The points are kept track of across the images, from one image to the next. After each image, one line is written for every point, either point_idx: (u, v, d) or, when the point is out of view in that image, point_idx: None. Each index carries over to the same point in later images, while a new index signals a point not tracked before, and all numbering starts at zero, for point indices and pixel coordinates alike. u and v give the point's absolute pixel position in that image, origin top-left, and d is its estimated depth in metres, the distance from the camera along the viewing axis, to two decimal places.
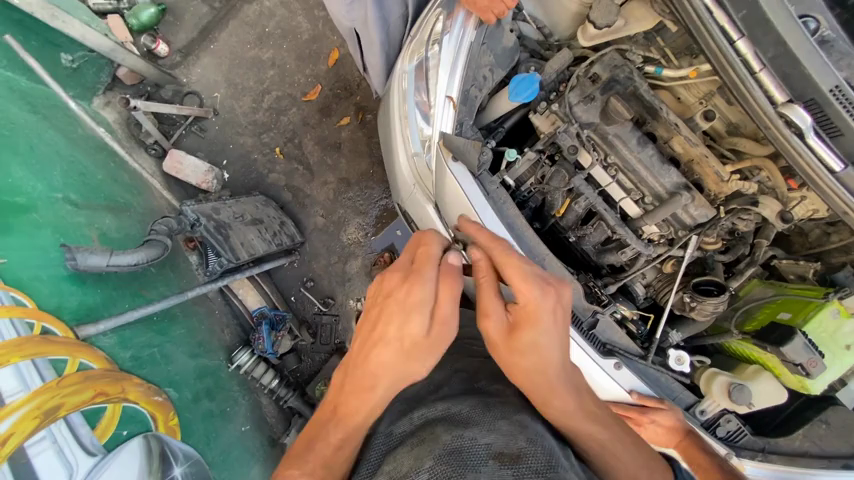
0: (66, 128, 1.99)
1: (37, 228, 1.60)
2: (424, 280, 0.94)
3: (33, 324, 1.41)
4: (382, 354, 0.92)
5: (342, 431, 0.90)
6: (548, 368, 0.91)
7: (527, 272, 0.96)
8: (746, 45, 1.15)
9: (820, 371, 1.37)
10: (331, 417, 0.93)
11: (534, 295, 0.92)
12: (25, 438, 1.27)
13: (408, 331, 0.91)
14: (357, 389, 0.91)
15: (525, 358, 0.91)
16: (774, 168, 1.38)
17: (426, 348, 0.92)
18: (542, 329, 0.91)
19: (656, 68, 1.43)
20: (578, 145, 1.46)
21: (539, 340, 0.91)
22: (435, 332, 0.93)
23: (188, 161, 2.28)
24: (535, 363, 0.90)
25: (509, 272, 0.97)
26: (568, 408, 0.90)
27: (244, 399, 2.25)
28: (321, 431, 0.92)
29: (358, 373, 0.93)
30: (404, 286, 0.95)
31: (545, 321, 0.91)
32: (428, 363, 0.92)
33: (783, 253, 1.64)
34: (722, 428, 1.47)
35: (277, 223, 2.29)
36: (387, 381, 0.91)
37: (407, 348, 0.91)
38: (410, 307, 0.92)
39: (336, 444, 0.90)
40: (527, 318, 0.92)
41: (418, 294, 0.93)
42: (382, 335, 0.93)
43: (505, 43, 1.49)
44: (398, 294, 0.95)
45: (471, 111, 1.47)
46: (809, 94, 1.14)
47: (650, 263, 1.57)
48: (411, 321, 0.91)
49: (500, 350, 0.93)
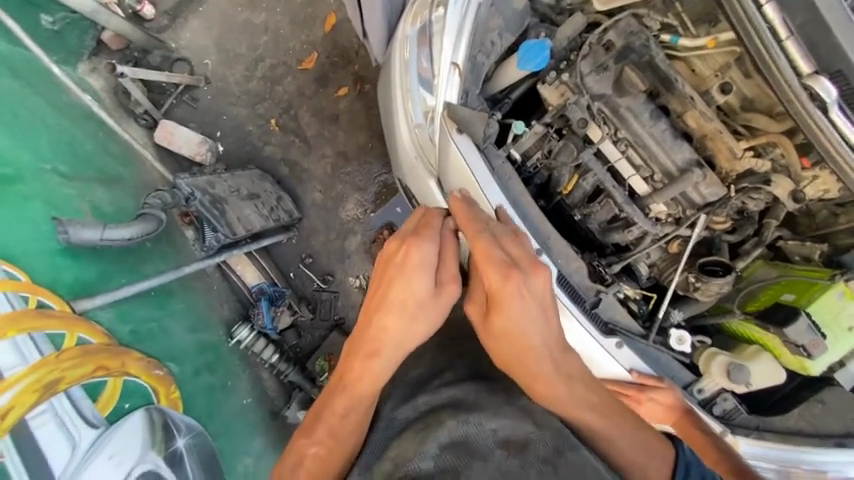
0: (51, 96, 1.92)
1: (26, 201, 1.57)
2: (426, 245, 0.99)
3: (28, 298, 1.41)
4: (386, 318, 0.95)
5: (348, 400, 0.94)
6: (521, 353, 0.92)
7: (494, 254, 0.95)
8: (773, 10, 1.07)
9: (821, 352, 1.40)
10: (337, 385, 0.97)
11: (496, 279, 0.93)
12: (25, 411, 1.30)
13: (413, 292, 0.95)
14: (365, 348, 0.96)
15: (502, 344, 0.93)
16: (789, 144, 1.32)
17: (431, 308, 0.96)
18: (510, 313, 0.91)
19: (672, 37, 1.36)
20: (588, 117, 1.41)
21: (510, 323, 0.92)
22: (438, 294, 0.97)
23: (180, 132, 2.20)
24: (510, 348, 0.92)
25: (481, 255, 0.97)
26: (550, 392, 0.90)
27: (245, 373, 2.25)
28: (329, 399, 0.97)
29: (364, 335, 0.97)
30: (404, 253, 0.98)
31: (512, 305, 0.91)
32: (429, 323, 0.96)
33: (788, 233, 1.61)
34: (719, 406, 1.49)
35: (273, 198, 2.23)
36: (391, 342, 0.95)
37: (409, 308, 0.95)
38: (413, 269, 0.96)
39: (341, 413, 0.94)
40: (494, 302, 0.93)
41: (418, 257, 0.97)
42: (385, 298, 0.97)
43: (515, 6, 1.40)
44: (396, 259, 0.98)
45: (477, 79, 1.40)
46: (836, 65, 1.08)
47: (656, 243, 1.53)
48: (414, 281, 0.96)
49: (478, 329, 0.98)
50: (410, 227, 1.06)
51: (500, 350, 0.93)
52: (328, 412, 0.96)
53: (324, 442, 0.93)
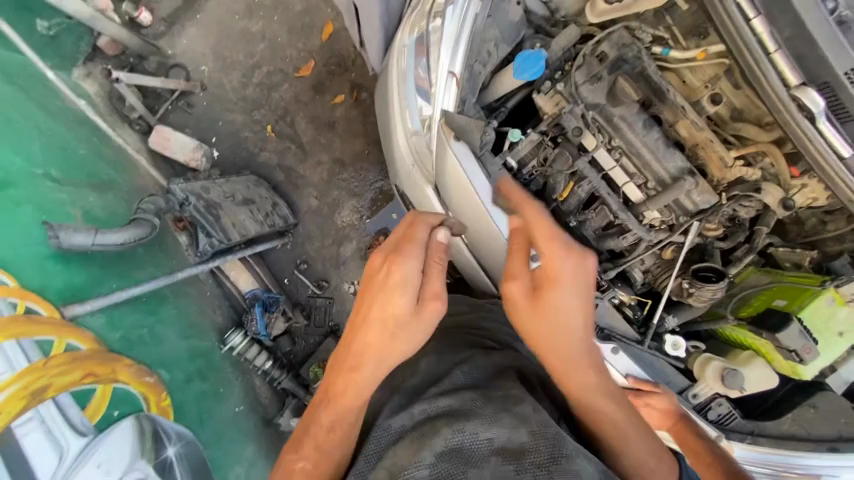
0: (45, 101, 1.90)
1: (16, 204, 1.53)
2: (411, 260, 0.97)
3: (16, 303, 1.37)
4: (367, 336, 0.95)
5: (333, 414, 0.94)
6: (558, 336, 0.97)
7: (556, 239, 1.00)
8: (762, 24, 1.10)
9: (813, 358, 1.41)
10: (324, 398, 0.97)
11: (555, 256, 0.99)
12: (13, 417, 1.26)
13: (395, 309, 0.94)
14: (347, 364, 0.95)
15: (547, 320, 0.97)
16: (778, 153, 1.36)
17: (412, 327, 0.95)
18: (563, 288, 0.97)
19: (663, 50, 1.40)
20: (582, 126, 1.43)
21: (557, 307, 0.97)
22: (420, 311, 0.96)
23: (176, 138, 2.18)
24: (555, 324, 0.97)
25: (537, 238, 1.03)
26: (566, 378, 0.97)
27: (238, 381, 2.22)
28: (315, 413, 0.96)
29: (347, 351, 0.97)
30: (387, 269, 0.97)
31: (566, 282, 0.97)
32: (411, 342, 0.95)
33: (779, 240, 1.63)
34: (714, 411, 1.50)
35: (269, 204, 2.23)
36: (372, 360, 0.94)
37: (391, 325, 0.94)
38: (395, 286, 0.95)
39: (327, 426, 0.93)
40: (545, 283, 0.99)
41: (400, 274, 0.96)
42: (366, 314, 0.96)
43: (512, 17, 1.43)
44: (379, 275, 0.98)
45: (474, 88, 1.43)
46: (822, 78, 1.11)
47: (650, 249, 1.56)
48: (395, 299, 0.94)
49: (512, 305, 1.02)
50: (395, 239, 1.04)
51: (536, 329, 0.98)
52: (315, 426, 0.95)
53: (312, 457, 0.93)
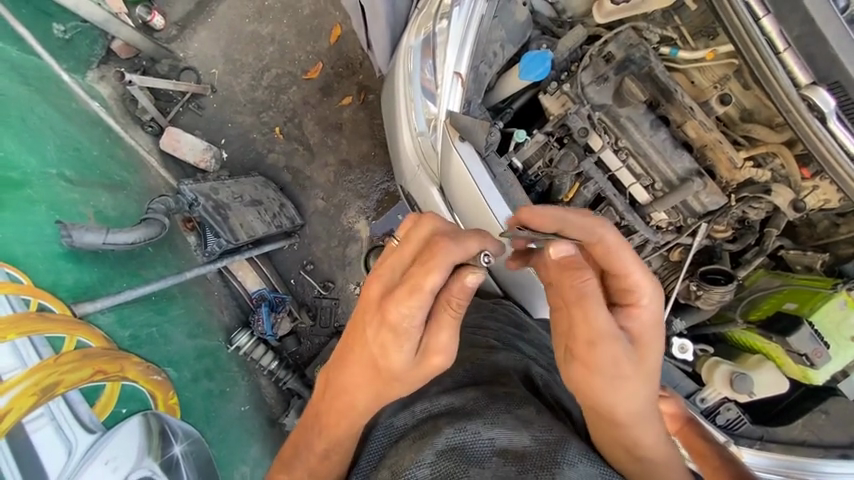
0: (59, 102, 1.95)
1: (31, 205, 1.59)
2: (411, 314, 0.80)
3: (29, 300, 1.42)
4: (358, 375, 0.89)
5: (325, 442, 0.93)
6: (654, 394, 0.89)
7: (643, 273, 0.88)
8: (771, 23, 1.09)
9: (825, 362, 1.37)
10: (314, 426, 0.95)
11: (653, 303, 0.89)
12: (22, 414, 1.29)
13: (391, 362, 0.84)
14: (337, 401, 0.91)
15: (649, 385, 0.88)
16: (789, 154, 1.35)
17: (410, 378, 0.86)
18: (657, 340, 0.89)
19: (671, 50, 1.39)
20: (588, 127, 1.43)
21: (654, 358, 0.90)
22: (420, 363, 0.85)
23: (185, 139, 2.22)
24: (653, 386, 0.89)
25: (612, 272, 0.89)
26: (645, 441, 0.91)
27: (244, 380, 2.23)
28: (306, 438, 0.95)
29: (337, 382, 0.91)
30: (382, 317, 0.82)
31: (659, 333, 0.90)
32: (409, 388, 0.88)
33: (790, 243, 1.62)
34: (722, 415, 1.48)
35: (276, 205, 2.25)
36: (365, 398, 0.89)
37: (383, 376, 0.87)
38: (389, 339, 0.82)
39: (320, 453, 0.93)
40: (645, 334, 0.88)
41: (399, 326, 0.81)
42: (361, 352, 0.88)
43: (517, 18, 1.42)
44: (378, 319, 0.83)
45: (479, 89, 1.43)
46: (834, 76, 1.08)
47: (657, 251, 1.55)
48: (392, 351, 0.83)
49: (611, 376, 0.83)
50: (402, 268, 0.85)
51: (641, 394, 0.87)
52: (306, 451, 0.94)
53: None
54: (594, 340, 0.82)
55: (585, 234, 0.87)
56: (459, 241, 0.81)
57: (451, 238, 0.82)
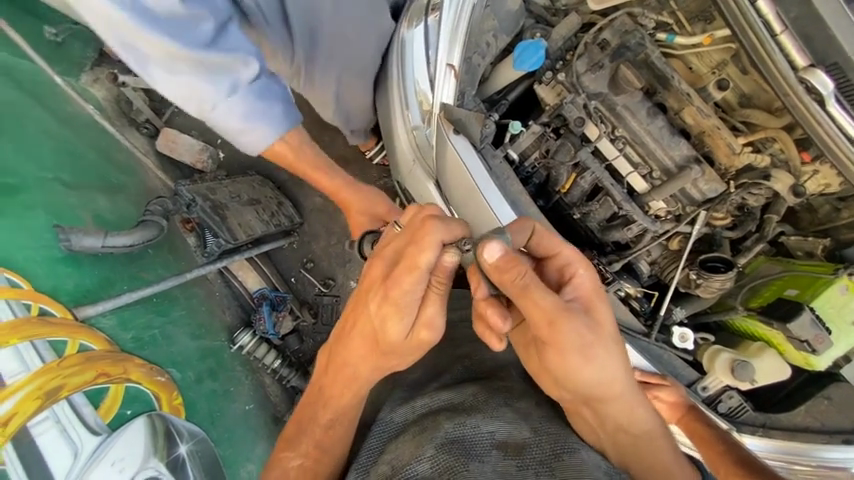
0: (56, 106, 1.97)
1: (28, 209, 1.63)
2: (410, 291, 0.83)
3: (30, 305, 1.48)
4: (356, 347, 0.94)
5: (332, 412, 0.98)
6: (625, 358, 0.90)
7: (568, 246, 0.95)
8: (767, 4, 1.06)
9: (826, 348, 1.36)
10: (320, 400, 0.99)
11: (591, 277, 0.93)
12: (27, 418, 1.35)
13: (388, 336, 0.88)
14: (341, 371, 0.96)
15: (615, 356, 0.88)
16: (788, 140, 1.32)
17: (407, 349, 0.90)
18: (609, 308, 0.92)
19: (668, 36, 1.37)
20: (584, 117, 1.42)
21: (611, 325, 0.90)
22: (414, 339, 0.89)
23: (182, 139, 2.20)
24: (621, 356, 0.89)
25: (549, 254, 0.96)
26: (631, 405, 0.92)
27: (248, 379, 2.21)
28: (312, 413, 0.99)
29: (341, 354, 0.96)
30: (383, 294, 0.86)
31: (608, 304, 0.92)
32: (405, 360, 0.93)
33: (790, 229, 1.60)
34: (724, 404, 1.48)
35: (274, 204, 2.24)
36: (365, 369, 0.95)
37: (380, 351, 0.91)
38: (388, 315, 0.86)
39: (326, 424, 0.98)
40: (592, 302, 0.90)
41: (398, 302, 0.85)
42: (359, 327, 0.93)
43: (509, 7, 1.40)
44: (378, 295, 0.87)
45: (473, 80, 1.42)
46: (833, 58, 1.07)
47: (656, 240, 1.53)
48: (389, 326, 0.87)
49: (575, 347, 0.84)
50: (400, 245, 0.87)
51: (610, 361, 0.87)
52: (312, 425, 0.98)
53: (310, 454, 0.97)
54: (555, 317, 0.83)
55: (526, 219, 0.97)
56: (448, 219, 0.86)
57: (439, 219, 0.85)
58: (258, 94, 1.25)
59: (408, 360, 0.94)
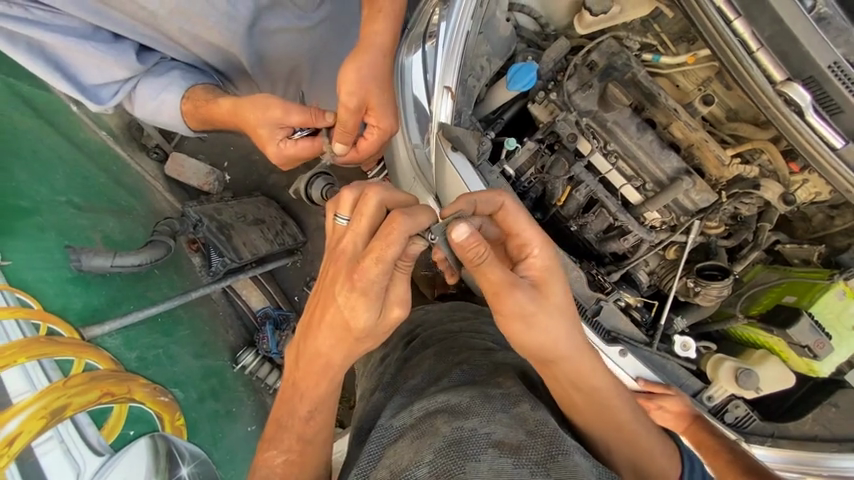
0: (70, 133, 2.07)
1: (41, 231, 1.69)
2: (378, 275, 0.85)
3: (38, 325, 1.50)
4: (323, 337, 0.91)
5: (309, 404, 0.96)
6: (574, 329, 0.93)
7: (530, 226, 0.95)
8: (743, 25, 1.13)
9: (827, 352, 1.37)
10: (295, 393, 0.97)
11: (544, 256, 0.95)
12: (32, 438, 1.37)
13: (358, 321, 0.87)
14: (313, 363, 0.93)
15: (562, 329, 0.91)
16: (775, 150, 1.37)
17: (377, 330, 0.91)
18: (559, 284, 0.94)
19: (653, 56, 1.44)
20: (577, 132, 1.48)
21: (561, 298, 0.93)
22: (384, 318, 0.90)
23: (189, 163, 2.27)
24: (568, 329, 0.92)
25: (510, 233, 0.96)
26: (583, 366, 0.93)
27: (250, 400, 2.19)
28: (290, 406, 0.98)
29: (310, 347, 0.93)
30: (349, 280, 0.87)
31: (560, 281, 0.94)
32: (375, 340, 0.93)
33: (786, 238, 1.62)
34: (731, 413, 1.47)
35: (279, 223, 2.29)
36: (335, 359, 0.92)
37: (353, 338, 0.89)
38: (358, 302, 0.86)
39: (304, 415, 0.96)
40: (545, 280, 0.93)
41: (365, 286, 0.86)
42: (325, 318, 0.91)
43: (501, 33, 1.48)
44: (346, 282, 0.88)
45: (469, 101, 1.49)
46: (808, 72, 1.13)
47: (653, 250, 1.57)
48: (358, 309, 0.87)
49: (520, 318, 0.89)
50: (366, 233, 0.91)
51: (558, 331, 0.91)
52: (291, 418, 0.97)
53: (293, 449, 0.97)
54: (498, 289, 0.89)
55: (486, 206, 0.97)
56: (408, 211, 0.88)
57: (405, 212, 0.87)
58: (158, 77, 1.45)
59: (379, 340, 0.95)
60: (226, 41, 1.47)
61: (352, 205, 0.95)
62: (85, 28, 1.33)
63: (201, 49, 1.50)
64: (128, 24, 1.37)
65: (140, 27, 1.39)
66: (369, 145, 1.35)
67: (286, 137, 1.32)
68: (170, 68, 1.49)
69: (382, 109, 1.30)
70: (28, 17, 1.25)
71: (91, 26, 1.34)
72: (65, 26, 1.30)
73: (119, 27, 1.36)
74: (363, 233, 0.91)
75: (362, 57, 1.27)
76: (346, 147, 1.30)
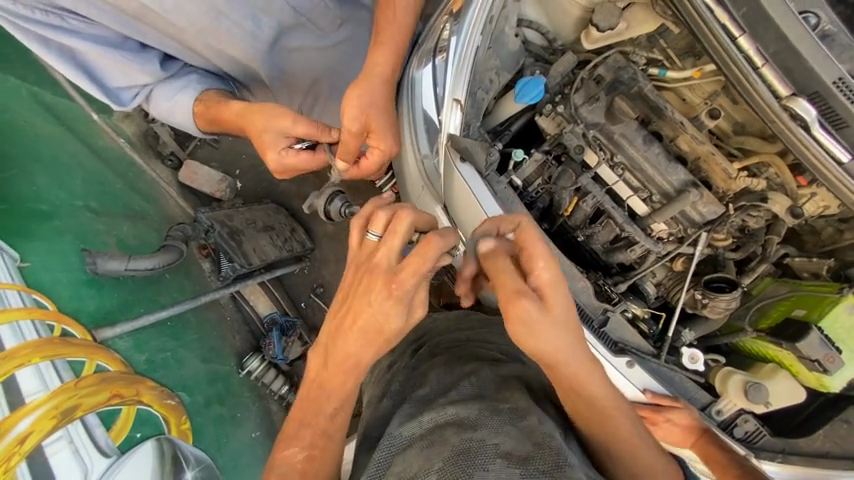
0: (89, 140, 2.14)
1: (58, 235, 1.73)
2: (412, 281, 0.89)
3: (53, 326, 1.53)
4: (354, 339, 0.94)
5: (335, 402, 0.99)
6: (575, 338, 0.92)
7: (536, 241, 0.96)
8: (748, 41, 1.15)
9: (837, 367, 1.35)
10: (322, 393, 0.99)
11: (548, 267, 0.94)
12: (43, 437, 1.37)
13: (390, 323, 0.91)
14: (343, 363, 0.96)
15: (564, 339, 0.91)
16: (782, 164, 1.39)
17: (403, 331, 0.96)
18: (563, 295, 0.93)
19: (660, 71, 1.47)
20: (584, 144, 1.51)
21: (563, 308, 0.92)
22: (411, 319, 0.95)
23: (202, 171, 2.33)
24: (570, 337, 0.91)
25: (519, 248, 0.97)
26: (582, 373, 0.93)
27: (255, 405, 2.21)
28: (312, 404, 0.99)
29: (339, 349, 0.95)
30: (384, 287, 0.90)
31: (562, 292, 0.94)
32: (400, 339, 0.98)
33: (794, 251, 1.62)
34: (740, 428, 1.44)
35: (288, 230, 2.32)
36: (363, 359, 0.96)
37: (385, 339, 0.93)
38: (390, 306, 0.90)
39: (330, 412, 0.99)
40: (548, 291, 0.93)
41: (399, 294, 0.90)
42: (356, 321, 0.93)
43: (510, 48, 1.53)
44: (380, 289, 0.91)
45: (478, 113, 1.52)
46: (813, 88, 1.14)
47: (660, 261, 1.57)
48: (391, 312, 0.91)
49: (524, 326, 0.89)
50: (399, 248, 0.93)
51: (559, 340, 0.90)
52: (314, 416, 0.99)
53: (315, 445, 0.98)
54: (504, 295, 0.92)
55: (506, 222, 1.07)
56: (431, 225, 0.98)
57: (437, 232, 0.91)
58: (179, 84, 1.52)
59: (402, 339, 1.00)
60: (246, 57, 1.52)
61: (385, 222, 0.97)
62: (116, 37, 1.40)
63: (219, 59, 1.56)
64: (156, 37, 1.44)
65: (168, 41, 1.46)
66: (370, 164, 1.38)
67: (288, 146, 1.36)
68: (190, 73, 1.55)
69: (382, 131, 1.32)
70: (62, 25, 1.32)
71: (120, 36, 1.41)
72: (98, 36, 1.37)
73: (147, 38, 1.43)
74: (396, 249, 0.93)
75: (369, 86, 1.32)
76: (347, 165, 1.36)
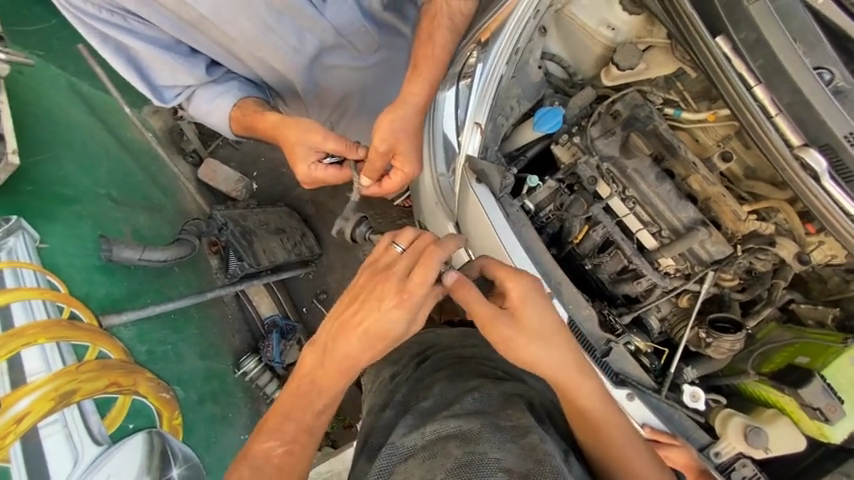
0: (118, 131, 2.22)
1: (77, 220, 1.79)
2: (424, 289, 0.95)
3: (62, 308, 1.57)
4: (354, 343, 0.97)
5: (326, 400, 1.01)
6: (547, 349, 1.02)
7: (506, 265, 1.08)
8: (763, 91, 1.20)
9: (839, 417, 1.35)
10: (313, 390, 1.01)
11: (518, 285, 1.04)
12: (39, 418, 1.39)
13: (394, 329, 0.96)
14: (342, 363, 0.99)
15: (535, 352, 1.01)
16: (791, 210, 1.42)
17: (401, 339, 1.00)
18: (534, 309, 1.03)
19: (675, 111, 1.51)
20: (597, 176, 1.55)
21: (535, 321, 1.02)
22: (410, 328, 1.00)
23: (221, 171, 2.37)
24: (542, 350, 1.01)
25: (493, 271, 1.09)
26: (559, 381, 1.01)
27: (247, 407, 2.18)
28: (306, 398, 1.01)
29: (338, 351, 0.98)
30: (399, 296, 0.95)
31: (533, 306, 1.03)
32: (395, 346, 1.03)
33: (800, 297, 1.63)
34: (737, 472, 1.42)
35: (298, 234, 2.36)
36: (361, 361, 0.99)
37: (384, 344, 0.97)
38: (400, 313, 0.95)
39: (319, 410, 1.01)
40: (519, 307, 1.03)
41: (411, 302, 0.95)
42: (359, 326, 0.97)
43: (532, 78, 1.59)
44: (391, 296, 0.95)
45: (496, 137, 1.57)
46: (824, 139, 1.19)
47: (665, 296, 1.59)
48: (395, 320, 0.95)
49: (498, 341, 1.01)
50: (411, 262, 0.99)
51: (530, 352, 1.00)
52: (304, 410, 1.01)
53: (297, 440, 0.99)
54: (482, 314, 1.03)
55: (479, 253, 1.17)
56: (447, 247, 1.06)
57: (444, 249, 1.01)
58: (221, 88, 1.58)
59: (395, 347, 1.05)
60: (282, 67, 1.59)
61: (413, 238, 1.02)
62: (170, 40, 1.48)
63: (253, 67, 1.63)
64: (206, 44, 1.52)
65: (216, 47, 1.54)
66: (393, 185, 1.44)
67: (318, 160, 1.41)
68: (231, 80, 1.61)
69: (409, 156, 1.40)
70: (122, 24, 1.41)
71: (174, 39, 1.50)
72: (153, 37, 1.45)
73: (197, 43, 1.51)
74: (410, 262, 0.98)
75: (400, 111, 1.38)
76: (372, 181, 1.42)
